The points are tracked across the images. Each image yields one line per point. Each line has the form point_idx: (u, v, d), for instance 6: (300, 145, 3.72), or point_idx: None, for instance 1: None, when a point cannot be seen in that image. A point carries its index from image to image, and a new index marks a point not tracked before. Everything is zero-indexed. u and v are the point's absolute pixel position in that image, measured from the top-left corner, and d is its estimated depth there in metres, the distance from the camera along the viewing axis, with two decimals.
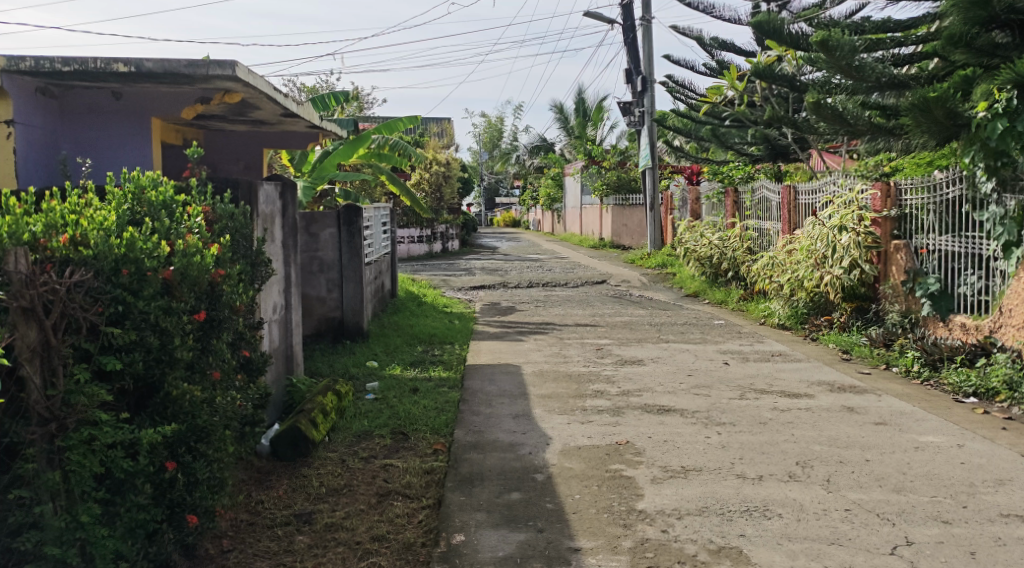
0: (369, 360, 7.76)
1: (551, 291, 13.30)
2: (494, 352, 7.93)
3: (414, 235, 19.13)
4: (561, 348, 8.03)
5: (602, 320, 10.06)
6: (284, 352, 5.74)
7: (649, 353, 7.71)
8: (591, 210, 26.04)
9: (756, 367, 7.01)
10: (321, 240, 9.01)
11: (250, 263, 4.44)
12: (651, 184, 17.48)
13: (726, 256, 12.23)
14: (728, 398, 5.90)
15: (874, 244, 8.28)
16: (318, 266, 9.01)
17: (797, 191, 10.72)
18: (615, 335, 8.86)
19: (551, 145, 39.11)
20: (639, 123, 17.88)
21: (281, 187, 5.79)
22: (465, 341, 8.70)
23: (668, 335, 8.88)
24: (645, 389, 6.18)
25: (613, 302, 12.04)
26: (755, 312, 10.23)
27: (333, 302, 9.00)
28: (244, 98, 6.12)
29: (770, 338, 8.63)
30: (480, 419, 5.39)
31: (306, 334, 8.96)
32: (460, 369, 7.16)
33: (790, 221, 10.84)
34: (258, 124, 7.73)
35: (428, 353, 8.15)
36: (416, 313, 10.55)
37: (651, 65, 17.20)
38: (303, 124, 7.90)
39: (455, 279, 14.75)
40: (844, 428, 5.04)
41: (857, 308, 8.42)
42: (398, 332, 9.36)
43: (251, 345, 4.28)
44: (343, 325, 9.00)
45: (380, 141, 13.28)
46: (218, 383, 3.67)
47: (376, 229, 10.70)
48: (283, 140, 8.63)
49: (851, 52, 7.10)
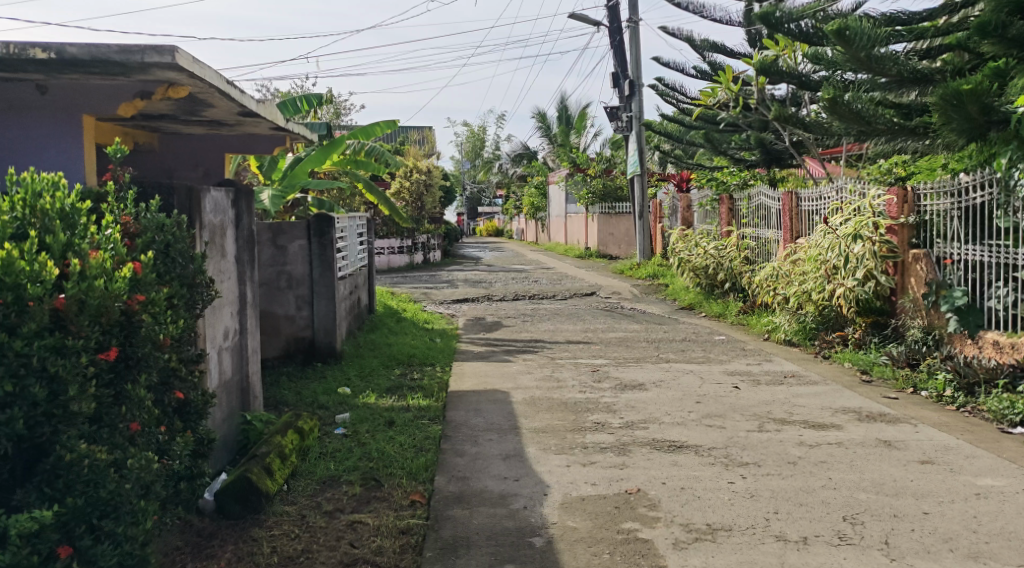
0: (340, 387, 7.01)
1: (539, 304, 12.57)
2: (479, 376, 7.19)
3: (394, 246, 18.39)
4: (553, 370, 7.31)
5: (594, 337, 9.34)
6: (239, 385, 5.00)
7: (649, 375, 7.00)
8: (576, 219, 25.35)
9: (771, 392, 6.33)
10: (290, 253, 8.25)
11: (187, 286, 3.66)
12: (639, 192, 16.80)
13: (722, 265, 11.56)
14: (746, 430, 5.20)
15: (890, 253, 7.61)
16: (286, 281, 8.23)
17: (799, 197, 10.08)
18: (611, 354, 8.15)
19: (534, 154, 38.45)
20: (626, 128, 17.21)
21: (234, 194, 5.05)
22: (447, 362, 7.95)
23: (667, 354, 8.17)
24: (651, 420, 5.47)
25: (604, 315, 11.32)
26: (758, 327, 9.53)
27: (303, 320, 8.25)
28: (194, 93, 5.37)
29: (778, 356, 7.96)
30: (465, 462, 4.66)
31: (273, 357, 8.19)
32: (441, 397, 6.42)
33: (793, 229, 10.19)
34: (216, 125, 6.99)
35: (406, 377, 7.40)
36: (394, 331, 9.78)
37: (639, 68, 16.57)
38: (267, 126, 7.18)
39: (437, 292, 14.00)
40: (888, 469, 4.34)
41: (873, 323, 7.75)
42: (374, 352, 8.60)
43: (187, 385, 3.54)
44: (315, 346, 8.25)
45: (355, 147, 12.56)
46: (139, 437, 2.97)
47: (352, 240, 9.96)
48: (246, 144, 7.84)
49: (872, 43, 6.41)
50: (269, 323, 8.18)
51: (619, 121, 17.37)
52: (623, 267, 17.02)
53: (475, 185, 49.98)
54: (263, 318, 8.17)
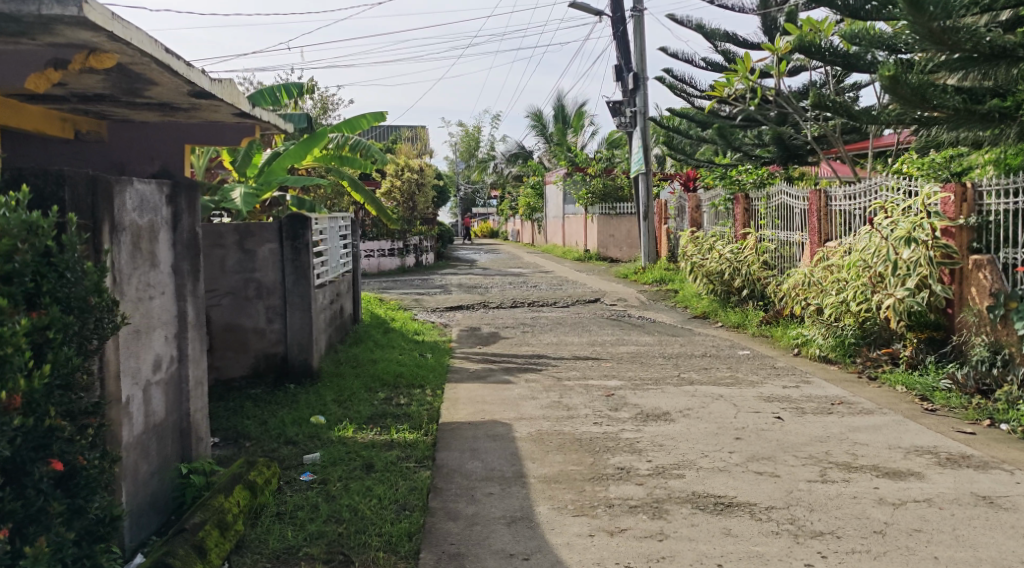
0: (314, 416, 6.01)
1: (540, 313, 11.57)
2: (476, 402, 6.19)
3: (385, 248, 17.40)
4: (561, 395, 6.30)
5: (603, 352, 8.34)
6: (176, 427, 4.03)
7: (674, 402, 6.01)
8: (574, 220, 24.35)
9: (821, 425, 5.33)
10: (260, 259, 7.25)
11: (76, 313, 2.66)
12: (645, 192, 15.78)
13: (739, 271, 10.52)
14: (806, 480, 4.21)
15: (947, 259, 6.66)
16: (254, 290, 7.24)
17: (829, 196, 9.13)
18: (625, 374, 7.15)
19: (529, 153, 37.44)
20: (631, 124, 16.23)
21: (171, 188, 4.04)
22: (438, 384, 6.94)
23: (689, 374, 7.17)
24: (687, 466, 4.48)
25: (612, 326, 10.34)
26: (786, 340, 8.55)
27: (274, 335, 7.26)
28: (124, 65, 4.38)
29: (816, 376, 6.99)
30: (459, 529, 3.69)
31: (241, 377, 7.20)
32: (432, 431, 5.42)
33: (821, 231, 9.21)
34: (170, 110, 6.00)
35: (390, 403, 6.39)
36: (379, 344, 8.76)
37: (644, 60, 15.60)
38: (229, 113, 6.21)
39: (428, 298, 12.97)
40: (1004, 544, 3.39)
41: (928, 339, 6.78)
42: (355, 371, 7.58)
43: (70, 448, 2.63)
44: (288, 364, 7.25)
45: (339, 140, 11.54)
46: None
47: (332, 243, 8.93)
48: (210, 135, 6.82)
49: (948, 11, 5.63)
50: (235, 337, 7.19)
51: (622, 116, 16.41)
52: (627, 270, 16.03)
53: (468, 185, 48.85)
54: (228, 332, 7.18)
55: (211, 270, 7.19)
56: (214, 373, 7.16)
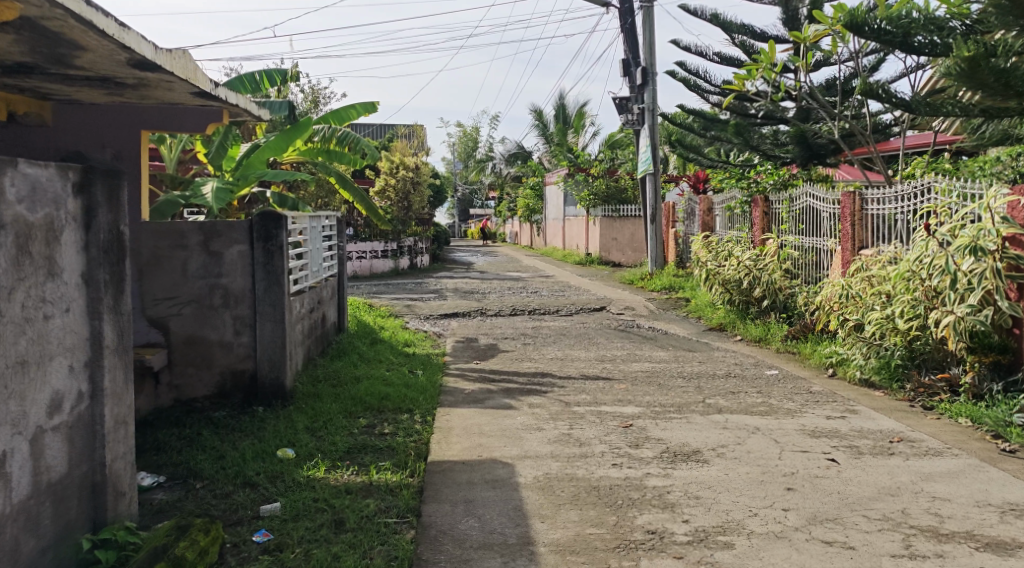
0: (282, 449, 5.12)
1: (542, 322, 10.68)
2: (472, 434, 5.29)
3: (377, 249, 16.49)
4: (572, 427, 5.40)
5: (614, 371, 7.44)
6: (85, 482, 3.17)
7: (703, 437, 5.13)
8: (575, 222, 23.43)
9: (886, 472, 4.44)
10: (228, 262, 6.35)
11: None
12: (652, 193, 14.90)
13: (759, 280, 9.60)
14: (889, 556, 3.34)
15: (1016, 272, 5.84)
16: (220, 298, 6.33)
17: (864, 198, 8.27)
18: (642, 400, 6.24)
19: (529, 154, 36.51)
20: (639, 121, 15.37)
21: (84, 176, 3.18)
22: (429, 409, 6.05)
23: (715, 400, 6.28)
24: (734, 531, 3.59)
25: (620, 338, 9.46)
26: (817, 358, 7.71)
27: (242, 349, 6.36)
28: (35, 19, 3.55)
29: (862, 404, 6.12)
30: None
31: (204, 398, 6.30)
32: (418, 476, 4.52)
33: (855, 237, 8.34)
34: (115, 87, 5.12)
35: (372, 434, 5.49)
36: (365, 358, 7.87)
37: (653, 54, 14.72)
38: (186, 92, 5.33)
39: (421, 304, 12.07)
40: None
41: (992, 364, 5.92)
42: (336, 391, 6.67)
43: None
44: (257, 384, 6.35)
45: (325, 132, 10.67)
46: None
47: (315, 245, 8.04)
48: (170, 120, 6.10)
49: None
50: (199, 352, 6.29)
51: (630, 113, 15.55)
52: (633, 276, 15.15)
53: (466, 186, 47.95)
54: (191, 346, 6.29)
55: (172, 275, 6.29)
56: (174, 392, 6.25)
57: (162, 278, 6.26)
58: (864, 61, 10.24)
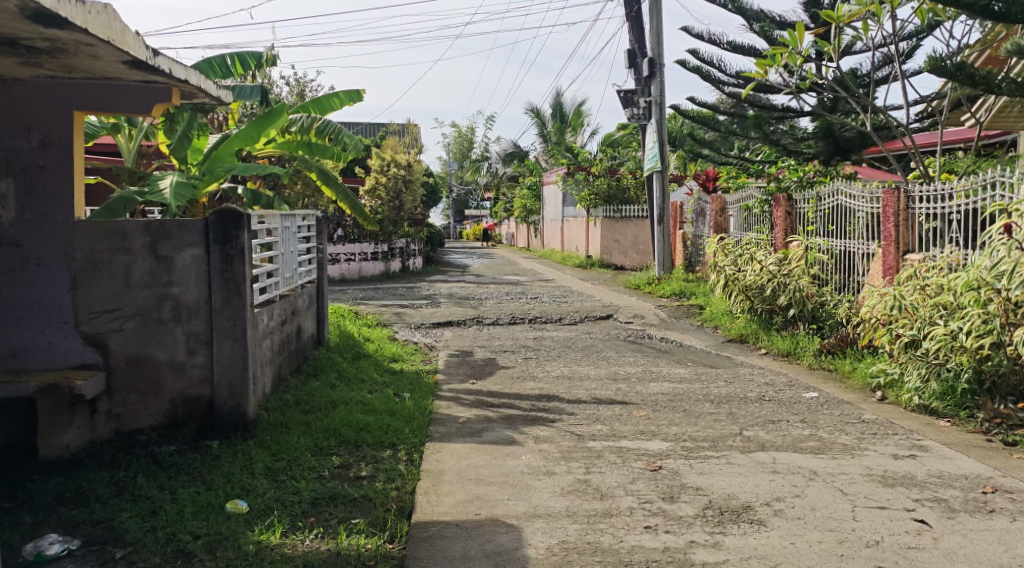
0: (232, 501, 4.15)
1: (545, 333, 9.70)
2: (468, 482, 4.33)
3: (367, 251, 15.57)
4: (590, 471, 4.45)
5: (631, 393, 6.47)
6: None
7: (751, 486, 4.17)
8: (575, 223, 22.45)
9: (996, 541, 3.49)
10: (179, 269, 5.36)
11: None
12: (660, 192, 13.93)
13: (785, 287, 8.63)
14: None
15: None
16: (170, 311, 5.35)
17: (909, 196, 7.32)
18: (669, 433, 5.28)
19: (526, 153, 35.53)
20: (645, 116, 14.43)
21: None
22: (416, 445, 5.07)
23: (754, 432, 5.32)
24: None
25: (633, 352, 8.50)
26: (861, 378, 6.74)
27: (196, 372, 5.37)
28: None
29: (930, 438, 5.17)
30: None
31: (151, 429, 5.34)
32: (398, 547, 3.58)
33: (900, 239, 7.37)
34: (29, 54, 4.19)
35: (345, 480, 4.51)
36: (345, 378, 6.89)
37: (661, 44, 13.78)
38: (116, 61, 4.39)
39: (411, 312, 11.09)
40: None
41: None
42: (307, 420, 5.69)
43: None
44: (214, 413, 5.37)
45: (303, 123, 9.69)
46: None
47: (287, 247, 7.03)
48: (108, 101, 5.25)
49: None
50: (144, 374, 5.32)
51: (636, 107, 14.57)
52: (639, 280, 14.19)
53: (461, 186, 47.02)
54: (135, 367, 5.32)
55: (113, 283, 5.31)
56: (114, 422, 5.30)
57: (100, 287, 5.29)
58: (900, 44, 9.29)
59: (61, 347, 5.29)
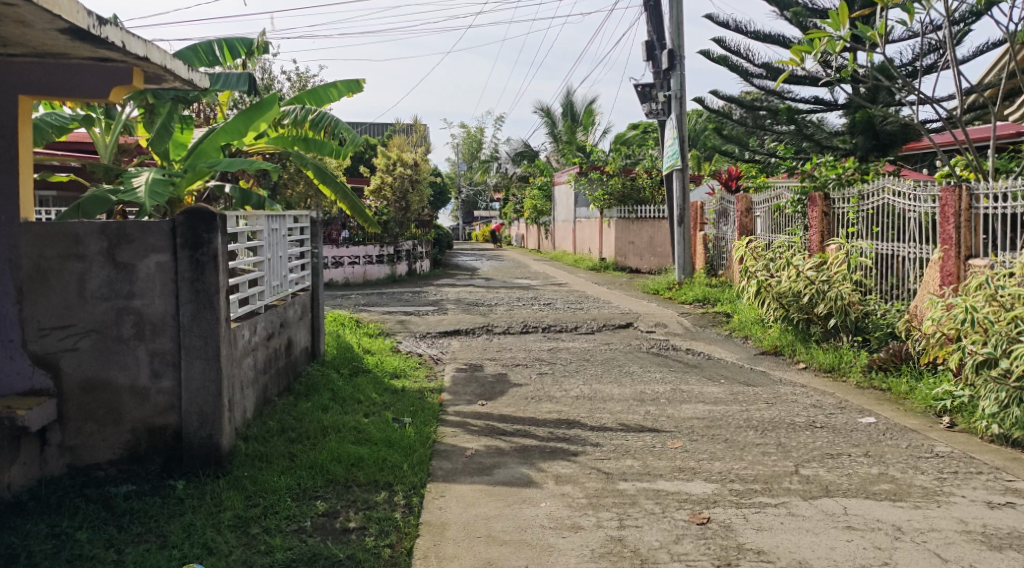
0: (188, 564, 3.43)
1: (560, 343, 8.92)
2: (476, 539, 3.59)
3: (371, 254, 14.82)
4: (624, 526, 3.68)
5: (661, 418, 5.69)
6: None
7: (823, 549, 3.40)
8: (588, 225, 21.66)
9: None
10: (142, 279, 4.60)
11: None
12: (681, 191, 13.12)
13: (826, 293, 7.83)
14: None
15: None
16: (132, 327, 4.59)
17: (973, 194, 6.51)
18: (712, 470, 4.50)
19: (536, 153, 34.72)
20: (664, 111, 13.63)
21: None
22: (416, 487, 4.31)
23: (812, 469, 4.53)
24: None
25: (658, 367, 7.71)
26: (922, 401, 5.92)
27: (162, 398, 4.63)
28: None
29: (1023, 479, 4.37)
30: None
31: (109, 464, 4.60)
32: None
33: (962, 243, 6.56)
34: None
35: (329, 533, 3.75)
36: (340, 398, 6.13)
37: (681, 35, 12.98)
38: (53, 30, 3.66)
39: (416, 320, 10.32)
40: None
41: None
42: (292, 452, 4.93)
43: None
44: (182, 446, 4.62)
45: (297, 115, 8.93)
46: None
47: (275, 252, 6.26)
48: (62, 84, 4.57)
49: None
50: (102, 401, 4.58)
51: (654, 102, 13.77)
52: (657, 285, 13.39)
53: (470, 186, 46.29)
54: (91, 393, 4.57)
55: (65, 295, 4.57)
56: (67, 457, 4.55)
57: (51, 300, 4.55)
58: (949, 29, 8.49)
59: (6, 370, 4.54)
